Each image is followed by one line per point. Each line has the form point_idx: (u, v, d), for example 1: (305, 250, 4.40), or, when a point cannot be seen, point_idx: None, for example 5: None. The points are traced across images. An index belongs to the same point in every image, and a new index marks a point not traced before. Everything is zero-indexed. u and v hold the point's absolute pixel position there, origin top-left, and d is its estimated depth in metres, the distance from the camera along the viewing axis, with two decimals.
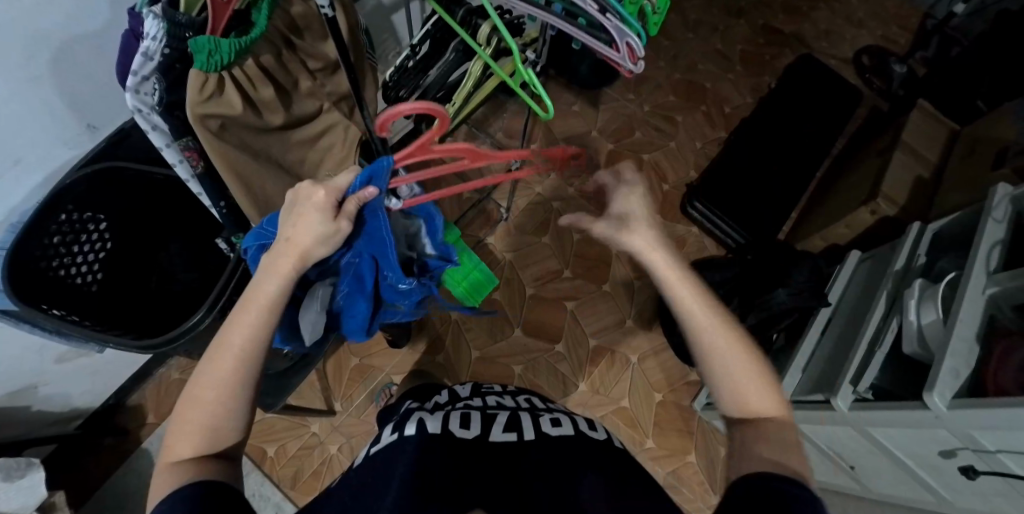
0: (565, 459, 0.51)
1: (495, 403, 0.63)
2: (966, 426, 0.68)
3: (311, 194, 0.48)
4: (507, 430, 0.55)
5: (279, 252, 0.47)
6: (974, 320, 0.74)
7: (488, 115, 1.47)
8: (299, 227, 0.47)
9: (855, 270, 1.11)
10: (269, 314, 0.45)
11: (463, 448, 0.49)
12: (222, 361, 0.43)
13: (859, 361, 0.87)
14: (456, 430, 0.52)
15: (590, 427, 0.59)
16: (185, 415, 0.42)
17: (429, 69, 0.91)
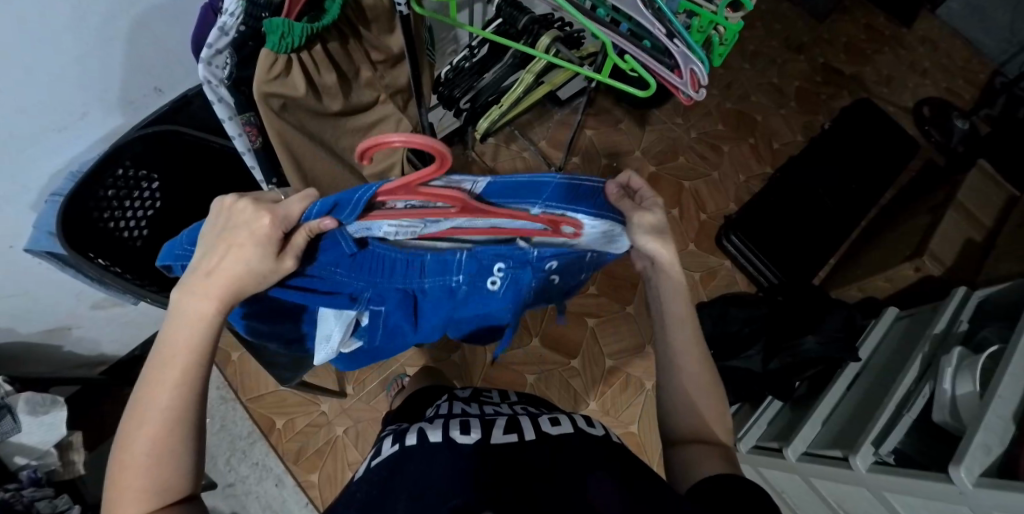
0: (567, 458, 0.49)
1: (494, 410, 0.62)
2: (992, 508, 0.64)
3: (247, 223, 0.38)
4: (507, 432, 0.53)
5: (205, 294, 0.39)
6: (1014, 398, 0.71)
7: (534, 122, 1.48)
8: (221, 266, 0.39)
9: (891, 325, 1.08)
10: (196, 358, 0.41)
11: (457, 456, 0.49)
12: (152, 415, 0.39)
13: (884, 423, 0.84)
14: (456, 439, 0.52)
15: (588, 425, 0.57)
16: (123, 479, 0.39)
17: (485, 71, 0.92)
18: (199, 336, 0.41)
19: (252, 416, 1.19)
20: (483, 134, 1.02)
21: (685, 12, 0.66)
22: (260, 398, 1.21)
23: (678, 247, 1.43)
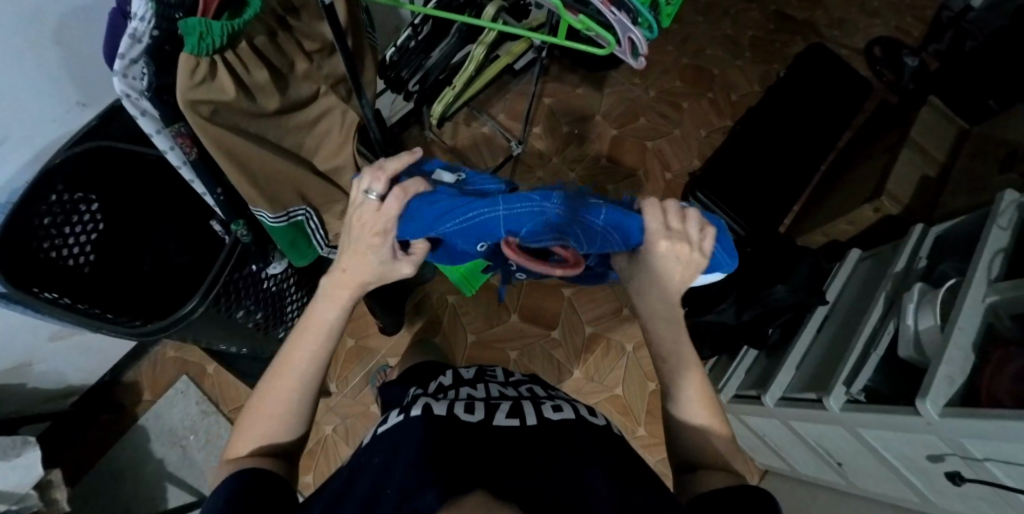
0: (562, 449, 0.49)
1: (499, 391, 0.62)
2: (956, 434, 0.69)
3: (363, 231, 0.51)
4: (510, 414, 0.53)
5: (337, 280, 0.53)
6: (972, 329, 0.74)
7: (492, 96, 1.44)
8: (348, 259, 0.52)
9: (855, 267, 1.11)
10: (326, 332, 0.54)
11: (460, 437, 0.49)
12: (286, 375, 0.53)
13: (854, 364, 0.87)
14: (460, 415, 0.52)
15: (591, 414, 0.57)
16: (253, 415, 0.53)
17: (432, 49, 0.88)
18: (334, 316, 0.54)
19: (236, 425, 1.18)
20: (439, 118, 0.98)
21: None
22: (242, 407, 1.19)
23: None
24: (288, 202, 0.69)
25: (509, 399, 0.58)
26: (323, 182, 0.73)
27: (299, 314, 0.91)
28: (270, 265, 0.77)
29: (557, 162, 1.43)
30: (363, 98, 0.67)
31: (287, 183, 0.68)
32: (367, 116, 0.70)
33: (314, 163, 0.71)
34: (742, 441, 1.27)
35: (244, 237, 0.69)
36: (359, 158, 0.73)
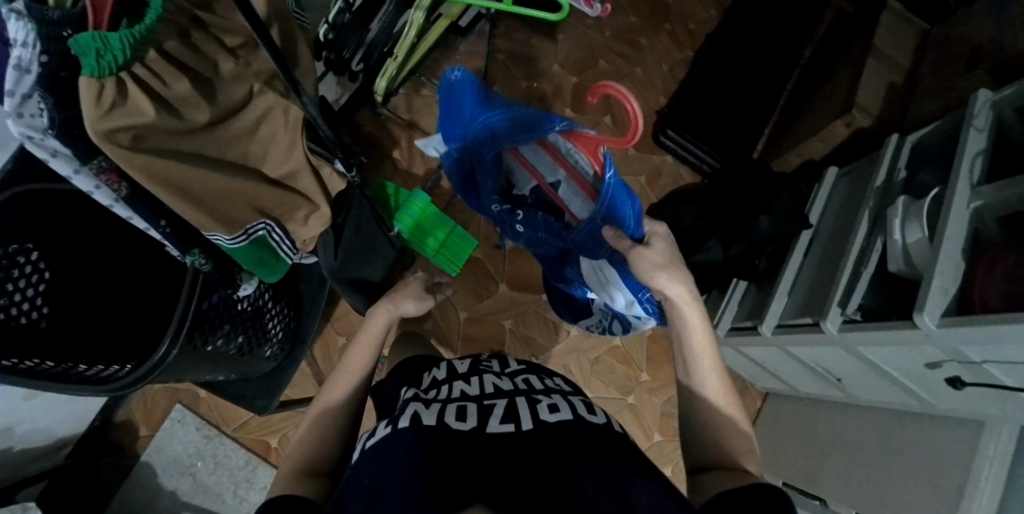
0: (557, 448, 0.50)
1: (494, 386, 0.61)
2: (956, 342, 0.70)
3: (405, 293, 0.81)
4: (503, 420, 0.54)
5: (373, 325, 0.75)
6: (959, 236, 0.74)
7: (443, 59, 1.36)
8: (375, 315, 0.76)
9: (833, 187, 1.10)
10: (363, 369, 0.70)
11: (456, 446, 0.50)
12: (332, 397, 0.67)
13: (844, 285, 0.88)
14: (449, 424, 0.53)
15: (590, 413, 0.57)
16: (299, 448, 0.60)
17: (369, 21, 0.81)
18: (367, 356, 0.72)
19: (242, 444, 1.15)
20: (385, 93, 0.91)
21: None
22: (245, 425, 1.16)
23: (620, 155, 1.40)
24: (246, 217, 0.64)
25: (503, 398, 0.58)
26: (279, 188, 0.67)
27: (282, 328, 0.87)
28: (240, 287, 0.72)
29: None
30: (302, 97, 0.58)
31: (238, 199, 0.62)
32: (310, 113, 0.61)
33: (265, 171, 0.66)
34: (741, 369, 1.30)
35: (203, 267, 0.63)
36: (313, 156, 0.69)
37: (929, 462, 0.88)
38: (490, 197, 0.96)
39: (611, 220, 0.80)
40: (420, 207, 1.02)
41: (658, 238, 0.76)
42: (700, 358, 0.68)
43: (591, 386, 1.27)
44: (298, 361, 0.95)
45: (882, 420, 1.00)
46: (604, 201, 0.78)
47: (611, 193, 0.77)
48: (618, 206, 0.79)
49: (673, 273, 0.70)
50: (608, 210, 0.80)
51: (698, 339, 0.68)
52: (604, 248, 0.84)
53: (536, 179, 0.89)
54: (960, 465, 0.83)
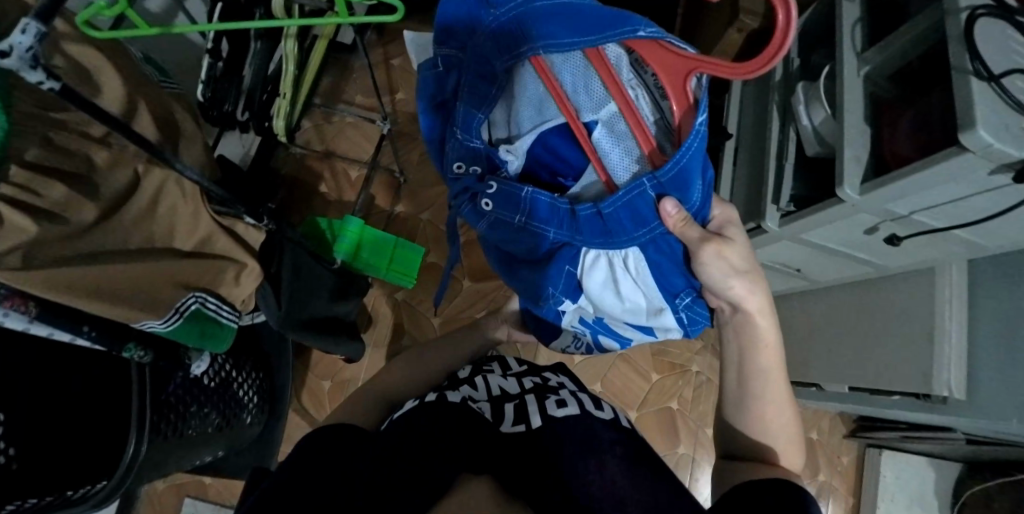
0: (561, 445, 0.50)
1: (503, 386, 0.62)
2: (880, 203, 0.73)
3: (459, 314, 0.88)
4: (516, 419, 0.54)
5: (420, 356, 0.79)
6: (859, 104, 0.77)
7: (340, 81, 1.34)
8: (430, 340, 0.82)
9: (742, 93, 1.11)
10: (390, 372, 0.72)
11: (473, 436, 0.50)
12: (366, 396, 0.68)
13: (774, 182, 0.90)
14: (473, 409, 0.54)
15: (596, 407, 0.58)
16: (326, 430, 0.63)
17: (241, 67, 0.81)
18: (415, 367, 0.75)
19: None
20: (286, 133, 0.88)
21: None
22: None
23: None
24: (171, 297, 0.63)
25: (516, 396, 0.59)
26: (196, 259, 0.66)
27: (256, 392, 0.86)
28: (193, 365, 0.71)
29: None
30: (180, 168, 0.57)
31: (157, 282, 0.61)
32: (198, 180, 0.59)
33: (176, 246, 0.65)
34: None
35: (144, 358, 0.62)
36: (223, 217, 0.68)
37: (898, 320, 0.93)
38: (477, 142, 0.59)
39: (667, 191, 0.53)
40: (354, 232, 1.00)
41: (732, 226, 0.60)
42: (767, 375, 0.60)
43: None
44: (282, 419, 0.94)
45: (847, 295, 1.05)
46: (677, 168, 0.50)
47: (686, 161, 0.50)
48: (687, 180, 0.52)
49: (735, 254, 0.58)
50: (673, 183, 0.52)
51: (767, 355, 0.61)
52: (651, 226, 0.55)
53: (568, 116, 0.56)
54: (925, 315, 0.88)
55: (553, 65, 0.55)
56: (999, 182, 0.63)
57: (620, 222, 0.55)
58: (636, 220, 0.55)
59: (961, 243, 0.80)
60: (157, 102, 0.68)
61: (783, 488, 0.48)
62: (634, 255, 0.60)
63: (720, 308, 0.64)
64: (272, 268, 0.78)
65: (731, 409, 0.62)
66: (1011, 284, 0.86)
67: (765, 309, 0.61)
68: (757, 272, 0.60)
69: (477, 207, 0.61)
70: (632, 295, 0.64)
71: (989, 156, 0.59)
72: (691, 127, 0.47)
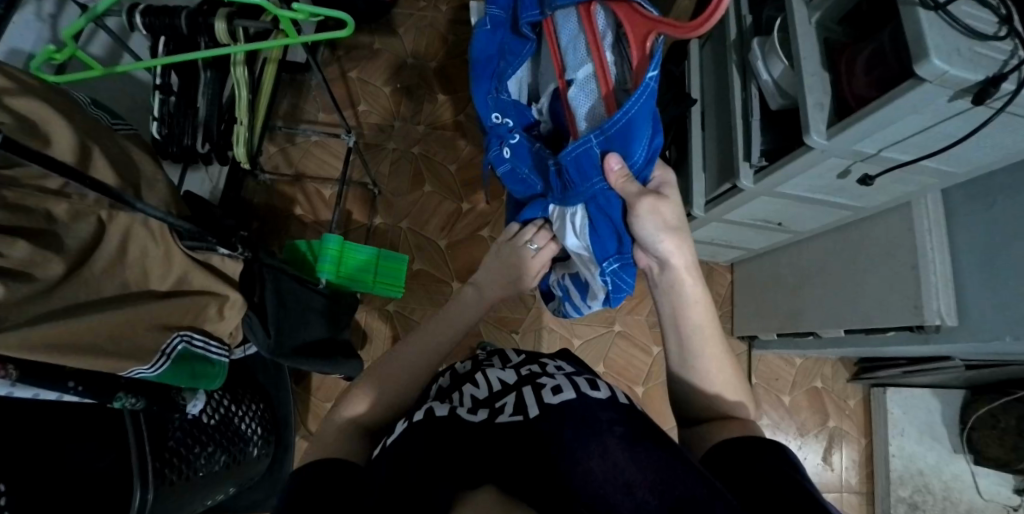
0: (560, 436, 0.50)
1: (500, 380, 0.62)
2: (847, 144, 0.73)
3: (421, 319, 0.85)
4: (513, 411, 0.55)
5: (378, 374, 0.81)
6: (814, 52, 0.78)
7: (299, 101, 1.33)
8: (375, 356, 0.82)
9: (700, 57, 1.13)
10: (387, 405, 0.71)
11: (464, 443, 0.52)
12: None
13: (743, 138, 0.91)
14: (462, 417, 0.55)
15: (592, 388, 0.57)
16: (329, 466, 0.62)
17: (194, 99, 0.79)
18: None
19: None
20: (249, 159, 0.87)
21: None
22: None
23: None
24: (155, 340, 0.61)
25: (509, 390, 0.59)
26: (176, 298, 0.65)
27: (260, 425, 0.85)
28: (188, 405, 0.70)
29: (402, 125, 1.37)
30: (138, 207, 0.55)
31: (139, 327, 0.60)
32: (158, 217, 0.58)
33: (154, 288, 0.64)
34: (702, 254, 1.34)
35: (137, 405, 0.61)
36: (197, 253, 0.66)
37: (881, 257, 0.95)
38: (506, 95, 0.71)
39: (609, 149, 0.59)
40: (336, 250, 0.97)
41: (670, 187, 0.63)
42: (703, 330, 0.61)
43: (577, 333, 1.32)
44: (289, 446, 0.93)
45: (832, 241, 1.06)
46: (609, 130, 0.57)
47: (634, 114, 0.55)
48: (633, 140, 0.58)
49: (670, 213, 0.61)
50: (620, 138, 0.58)
51: (699, 311, 0.62)
52: (593, 181, 0.61)
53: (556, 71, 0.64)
54: (908, 249, 0.90)
55: (558, 28, 0.63)
56: (960, 107, 0.63)
57: (576, 178, 0.62)
58: (585, 173, 0.61)
59: (935, 175, 0.81)
60: (112, 146, 0.66)
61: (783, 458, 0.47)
62: (581, 212, 0.67)
63: (648, 270, 0.66)
64: (255, 298, 0.75)
65: (676, 369, 0.63)
66: (986, 200, 0.88)
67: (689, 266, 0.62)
68: (685, 240, 0.62)
69: (501, 154, 0.71)
70: (576, 248, 0.70)
71: (946, 82, 0.59)
72: (642, 79, 0.53)
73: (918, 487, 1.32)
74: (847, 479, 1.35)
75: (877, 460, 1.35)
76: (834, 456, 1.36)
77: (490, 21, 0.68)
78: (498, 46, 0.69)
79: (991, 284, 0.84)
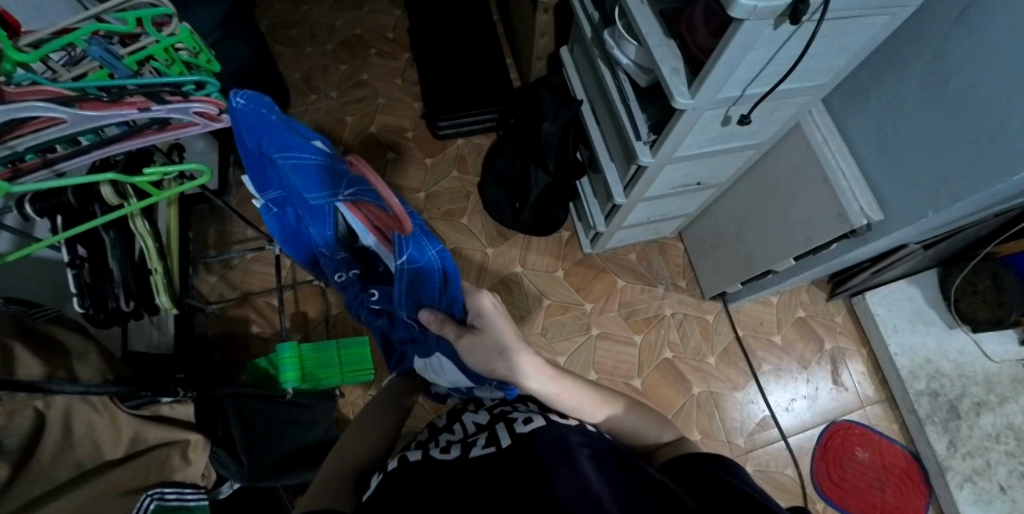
0: (531, 457, 0.50)
1: (473, 423, 0.61)
2: (710, 96, 0.78)
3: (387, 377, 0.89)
4: (484, 443, 0.54)
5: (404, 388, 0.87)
6: (655, 25, 0.81)
7: (225, 225, 1.35)
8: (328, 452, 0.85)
9: (573, 60, 1.18)
10: None
11: (437, 479, 0.50)
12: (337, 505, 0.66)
13: (628, 120, 0.95)
14: (434, 456, 0.54)
15: (561, 418, 0.58)
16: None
17: (105, 264, 0.80)
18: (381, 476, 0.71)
19: None
20: (176, 301, 0.90)
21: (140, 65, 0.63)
22: None
23: (422, 171, 1.49)
24: (124, 508, 0.61)
25: (481, 428, 0.58)
26: (138, 459, 0.65)
27: None
28: None
29: None
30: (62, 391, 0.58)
31: (106, 501, 0.59)
32: (85, 392, 0.60)
33: (109, 457, 0.64)
34: (645, 235, 1.37)
35: None
36: (135, 407, 0.68)
37: (795, 181, 0.98)
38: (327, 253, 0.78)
39: (426, 296, 0.67)
40: (292, 356, 0.97)
41: (480, 316, 0.62)
42: (585, 405, 0.61)
43: (560, 350, 1.33)
44: None
45: (755, 181, 1.09)
46: (407, 273, 0.65)
47: (414, 267, 0.64)
48: (428, 276, 0.64)
49: (485, 345, 0.61)
50: (420, 276, 0.64)
51: (569, 397, 0.60)
52: (426, 302, 0.67)
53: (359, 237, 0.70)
54: (816, 165, 0.94)
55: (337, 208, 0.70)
56: (788, 30, 0.69)
57: (412, 309, 0.70)
58: (415, 302, 0.68)
59: (805, 92, 0.86)
60: (33, 335, 0.66)
61: (702, 460, 0.52)
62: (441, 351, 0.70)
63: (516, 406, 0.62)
64: (219, 431, 0.80)
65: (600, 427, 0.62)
66: (861, 96, 0.92)
67: (536, 363, 0.60)
68: (517, 356, 0.60)
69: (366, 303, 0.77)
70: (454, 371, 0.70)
71: (762, 15, 0.64)
72: (406, 240, 0.61)
73: (931, 375, 1.32)
74: (863, 392, 1.36)
75: (884, 364, 1.36)
76: (843, 376, 1.37)
77: (273, 203, 0.77)
78: (292, 216, 0.78)
79: (897, 169, 0.88)
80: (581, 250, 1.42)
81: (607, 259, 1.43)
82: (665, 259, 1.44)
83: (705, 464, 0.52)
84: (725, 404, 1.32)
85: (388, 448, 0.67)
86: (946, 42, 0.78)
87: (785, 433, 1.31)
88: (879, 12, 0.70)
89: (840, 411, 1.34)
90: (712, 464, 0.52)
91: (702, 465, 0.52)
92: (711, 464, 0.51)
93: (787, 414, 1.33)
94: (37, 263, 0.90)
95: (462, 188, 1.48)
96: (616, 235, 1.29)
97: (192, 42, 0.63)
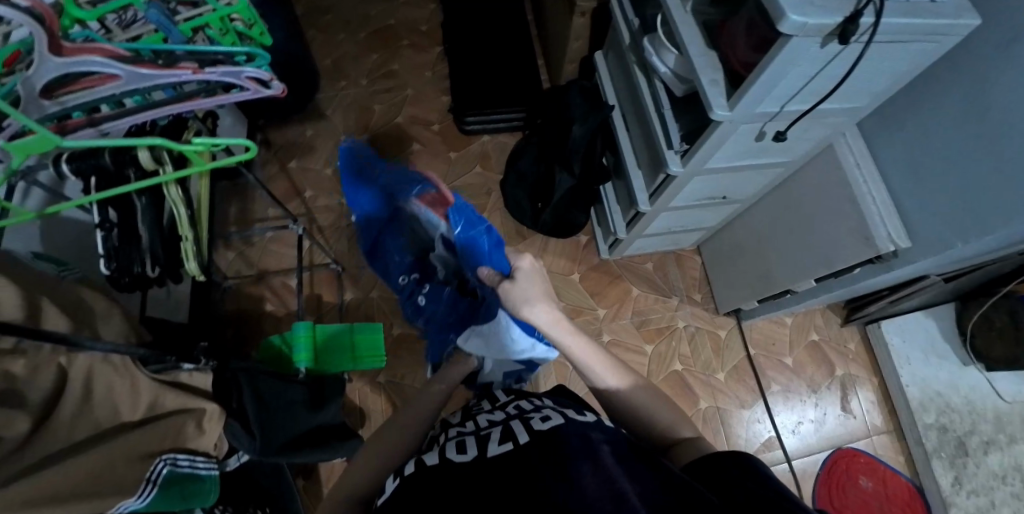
0: (550, 453, 0.51)
1: (487, 420, 0.61)
2: (748, 109, 0.78)
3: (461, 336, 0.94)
4: (501, 440, 0.54)
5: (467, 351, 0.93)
6: (695, 35, 0.82)
7: (247, 203, 1.36)
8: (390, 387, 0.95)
9: (607, 65, 1.18)
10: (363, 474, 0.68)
11: (454, 482, 0.50)
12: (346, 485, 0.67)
13: (659, 129, 0.96)
14: (451, 459, 0.53)
15: (579, 415, 0.59)
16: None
17: (135, 229, 0.80)
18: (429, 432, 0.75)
19: None
20: (201, 271, 0.90)
21: (194, 33, 0.64)
22: None
23: (446, 164, 1.50)
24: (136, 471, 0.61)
25: (497, 425, 0.59)
26: (150, 424, 0.65)
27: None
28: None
29: None
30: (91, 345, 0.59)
31: (121, 463, 0.59)
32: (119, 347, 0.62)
33: (126, 419, 0.64)
34: (665, 245, 1.37)
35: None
36: (159, 375, 0.68)
37: (822, 202, 0.98)
38: None
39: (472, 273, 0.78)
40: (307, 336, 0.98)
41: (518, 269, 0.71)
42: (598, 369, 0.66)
43: None
44: None
45: (781, 199, 1.09)
46: None
47: None
48: None
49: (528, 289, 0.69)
50: None
51: (585, 355, 0.66)
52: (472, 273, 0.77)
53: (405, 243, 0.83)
54: (844, 186, 0.94)
55: None
56: (834, 49, 0.68)
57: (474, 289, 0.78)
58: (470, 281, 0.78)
59: (842, 113, 0.86)
60: (62, 291, 0.67)
61: (723, 457, 0.52)
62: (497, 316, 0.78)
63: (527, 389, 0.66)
64: (233, 403, 0.79)
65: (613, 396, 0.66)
66: (896, 122, 0.92)
67: (553, 314, 0.68)
68: (540, 308, 0.67)
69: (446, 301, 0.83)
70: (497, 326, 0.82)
71: (810, 32, 0.64)
72: None
73: (941, 409, 1.31)
74: (871, 421, 1.35)
75: (895, 395, 1.34)
76: (852, 403, 1.36)
77: None
78: None
79: (926, 196, 0.87)
80: (599, 255, 1.42)
81: (623, 266, 1.43)
82: (681, 272, 1.44)
83: (727, 462, 0.51)
84: (730, 421, 1.31)
85: (402, 435, 0.68)
86: (988, 73, 0.77)
87: (789, 455, 1.30)
88: (925, 38, 0.69)
89: (847, 437, 1.33)
90: (734, 461, 0.51)
91: (723, 462, 0.51)
92: (734, 462, 0.51)
93: (793, 436, 1.32)
94: (65, 222, 0.91)
95: (484, 185, 1.48)
96: (636, 242, 1.28)
97: (246, 13, 0.64)
